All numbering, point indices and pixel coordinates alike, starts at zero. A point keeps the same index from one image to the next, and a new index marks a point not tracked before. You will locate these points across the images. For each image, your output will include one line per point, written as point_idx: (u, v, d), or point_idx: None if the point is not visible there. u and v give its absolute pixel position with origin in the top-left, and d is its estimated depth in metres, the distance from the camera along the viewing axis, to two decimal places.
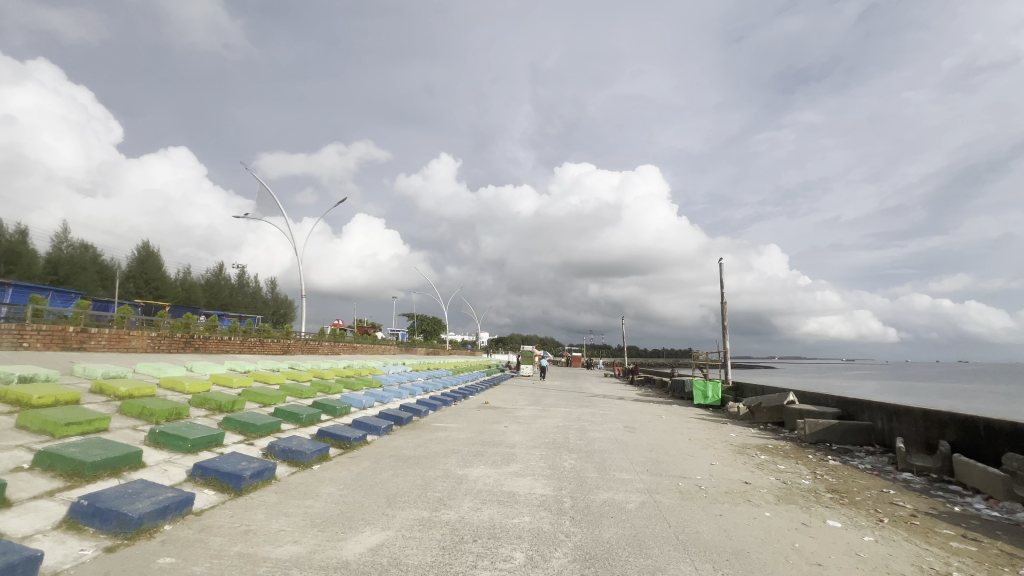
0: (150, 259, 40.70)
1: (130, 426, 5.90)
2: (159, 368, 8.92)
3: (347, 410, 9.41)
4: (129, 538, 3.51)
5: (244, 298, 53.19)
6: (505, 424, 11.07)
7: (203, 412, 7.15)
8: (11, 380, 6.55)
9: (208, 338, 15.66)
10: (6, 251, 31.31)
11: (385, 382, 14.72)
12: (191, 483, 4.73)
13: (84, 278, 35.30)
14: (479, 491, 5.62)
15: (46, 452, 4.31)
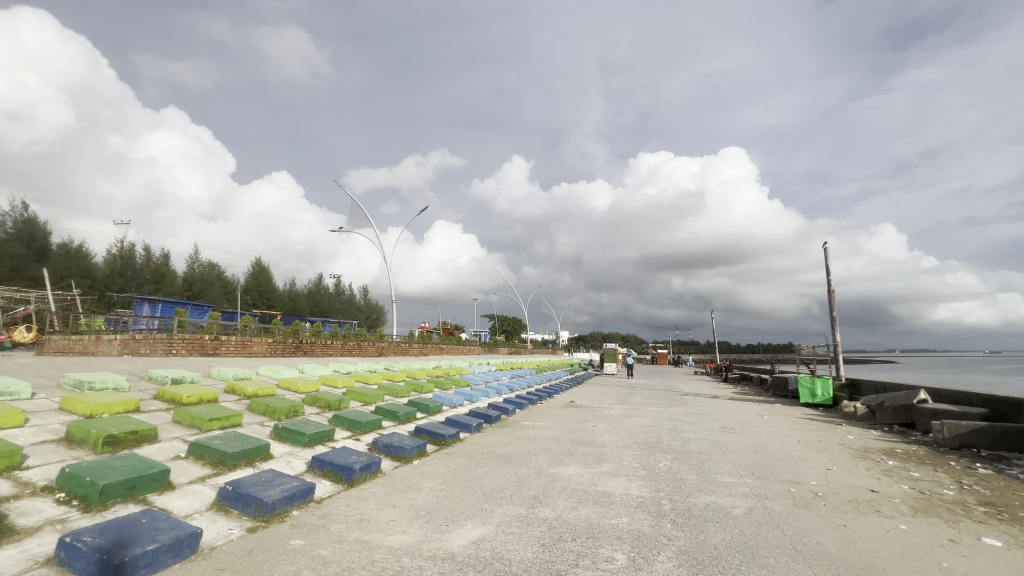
0: (263, 273, 45.78)
1: (258, 422, 6.70)
2: (277, 370, 10.03)
3: (440, 408, 9.88)
4: (266, 521, 3.98)
5: (341, 305, 57.88)
6: (594, 423, 10.93)
7: (315, 410, 7.91)
8: (166, 382, 7.74)
9: (314, 343, 17.27)
10: (154, 272, 36.97)
11: (473, 382, 15.20)
12: (311, 474, 5.26)
13: (213, 293, 40.63)
14: (573, 491, 5.60)
15: (197, 444, 5.02)
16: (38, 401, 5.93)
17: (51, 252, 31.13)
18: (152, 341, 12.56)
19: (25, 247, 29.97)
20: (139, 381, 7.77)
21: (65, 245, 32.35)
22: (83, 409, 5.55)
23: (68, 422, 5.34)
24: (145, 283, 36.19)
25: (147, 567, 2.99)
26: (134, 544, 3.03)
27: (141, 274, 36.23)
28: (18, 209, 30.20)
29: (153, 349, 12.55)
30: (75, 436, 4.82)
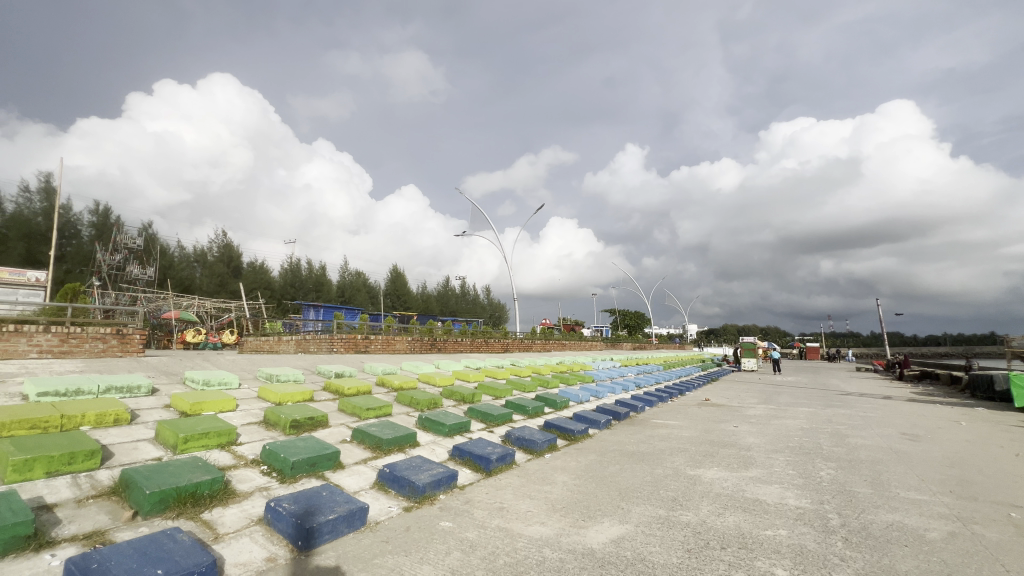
0: (399, 278, 50.78)
1: (405, 412, 7.46)
2: (417, 366, 11.04)
3: (567, 404, 9.94)
4: (418, 502, 4.40)
5: (467, 304, 61.59)
6: (735, 424, 10.05)
7: (452, 402, 8.54)
8: (331, 375, 9.02)
9: (447, 340, 18.63)
10: (316, 282, 43.42)
11: (597, 378, 15.01)
12: (453, 462, 5.68)
13: (360, 297, 46.27)
14: (717, 496, 5.20)
15: (359, 430, 5.76)
16: (244, 390, 7.36)
17: (243, 270, 38.39)
18: (318, 340, 14.76)
19: (226, 267, 37.45)
20: (311, 375, 9.18)
21: (252, 263, 39.69)
22: (274, 397, 6.75)
23: (264, 408, 6.52)
24: (309, 291, 42.66)
25: (329, 533, 3.50)
26: (319, 512, 3.57)
27: (306, 283, 42.78)
28: (220, 237, 37.81)
29: (319, 347, 14.73)
30: (270, 420, 5.87)
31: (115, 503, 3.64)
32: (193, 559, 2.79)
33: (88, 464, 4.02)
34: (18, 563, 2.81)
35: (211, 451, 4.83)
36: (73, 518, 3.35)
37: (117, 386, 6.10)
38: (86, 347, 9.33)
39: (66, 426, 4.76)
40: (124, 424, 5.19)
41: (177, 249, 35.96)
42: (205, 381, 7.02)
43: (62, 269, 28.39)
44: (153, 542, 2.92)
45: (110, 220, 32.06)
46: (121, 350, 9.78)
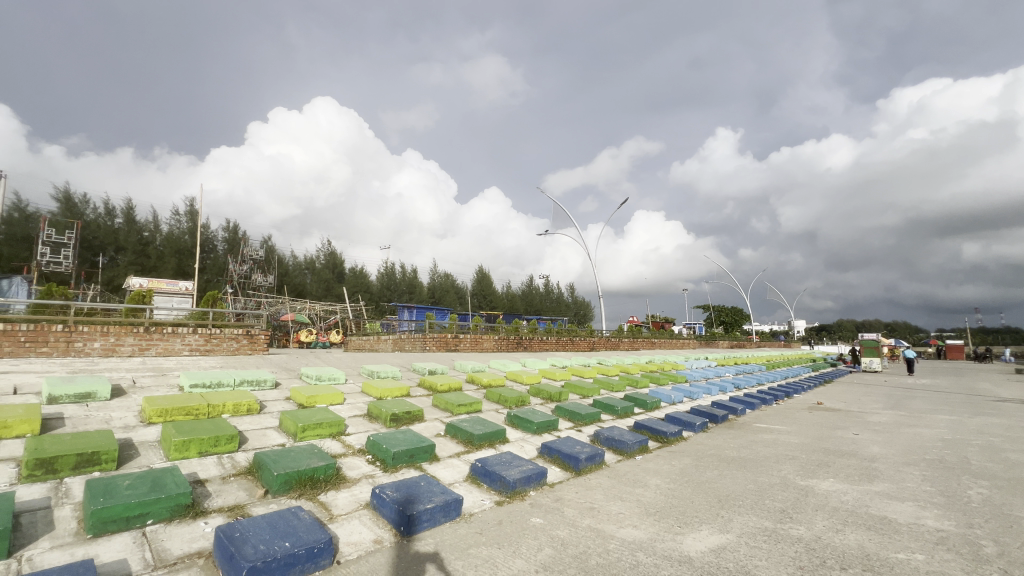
0: (485, 279, 52.23)
1: (494, 409, 7.67)
2: (504, 364, 11.29)
3: (658, 404, 9.55)
4: (509, 496, 4.50)
5: (552, 303, 61.60)
6: (855, 432, 8.95)
7: (540, 401, 8.61)
8: (425, 372, 9.56)
9: (533, 339, 18.82)
10: (409, 284, 46.13)
11: (690, 379, 14.23)
12: (542, 459, 5.73)
13: (449, 298, 48.39)
14: (834, 510, 4.67)
15: (452, 425, 6.03)
16: (349, 385, 8.05)
17: (346, 276, 41.95)
18: (413, 339, 15.71)
19: (332, 274, 41.28)
20: (407, 372, 9.78)
21: (354, 269, 43.29)
22: (376, 392, 7.32)
23: (367, 402, 7.08)
24: (403, 293, 45.41)
25: (428, 521, 3.70)
26: (418, 501, 3.80)
27: (401, 286, 45.62)
28: (326, 246, 41.73)
29: (414, 346, 15.67)
30: (373, 413, 6.37)
31: (250, 482, 4.18)
32: (314, 535, 3.12)
33: (228, 447, 4.66)
34: (181, 527, 3.34)
35: (324, 440, 5.36)
36: (219, 492, 3.91)
37: (249, 380, 7.00)
38: (224, 346, 10.81)
39: (211, 414, 5.56)
40: (255, 413, 5.94)
41: (291, 259, 40.36)
42: (317, 377, 7.81)
43: (204, 279, 33.20)
44: (282, 518, 3.32)
45: (238, 235, 36.79)
46: (251, 349, 11.19)
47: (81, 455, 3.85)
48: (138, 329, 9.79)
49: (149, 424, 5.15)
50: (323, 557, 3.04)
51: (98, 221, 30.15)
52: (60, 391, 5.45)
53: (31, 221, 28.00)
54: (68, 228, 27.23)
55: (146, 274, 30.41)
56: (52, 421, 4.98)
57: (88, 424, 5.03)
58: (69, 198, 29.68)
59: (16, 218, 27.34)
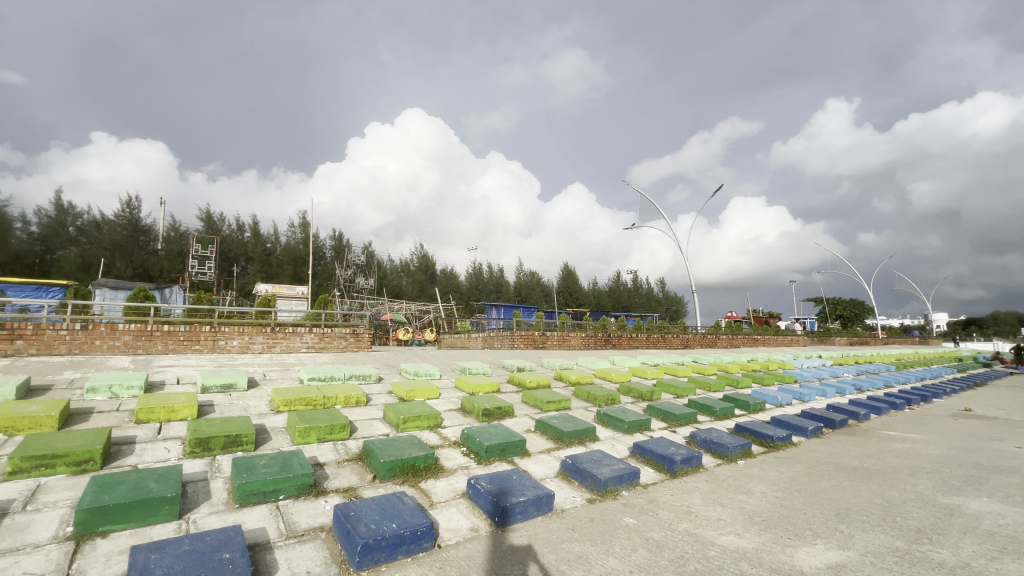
0: (571, 276, 51.84)
1: (584, 407, 7.63)
2: (592, 361, 11.15)
3: (763, 407, 8.82)
4: (601, 495, 4.44)
5: (641, 299, 59.45)
6: (1018, 446, 7.51)
7: (630, 399, 8.39)
8: (514, 369, 9.78)
9: (622, 336, 18.36)
10: (496, 282, 47.28)
11: (800, 379, 12.94)
12: (634, 459, 5.58)
13: (536, 296, 48.81)
14: (987, 535, 3.99)
15: (542, 421, 6.11)
16: (444, 381, 8.48)
17: (437, 277, 44.12)
18: (501, 337, 16.14)
19: (425, 275, 43.68)
20: (497, 369, 10.07)
21: (444, 270, 45.45)
22: (468, 387, 7.65)
23: (460, 397, 7.41)
24: (491, 292, 46.60)
25: (521, 514, 3.80)
26: (511, 494, 3.91)
27: (488, 285, 46.90)
28: (419, 250, 44.26)
29: (503, 344, 16.07)
30: (467, 407, 6.67)
31: (361, 467, 4.60)
32: (417, 519, 3.35)
33: (341, 435, 5.15)
34: (306, 503, 3.78)
35: (423, 431, 5.72)
36: (336, 475, 4.35)
37: (357, 375, 7.68)
38: (335, 343, 11.96)
39: (327, 404, 6.20)
40: (362, 405, 6.51)
41: (389, 263, 43.40)
42: (416, 372, 8.34)
43: (316, 284, 36.97)
44: (389, 501, 3.61)
45: (343, 243, 40.36)
46: (357, 346, 12.25)
47: (228, 436, 4.50)
48: (266, 328, 11.17)
49: (278, 412, 5.88)
50: (425, 539, 3.26)
51: (232, 236, 34.87)
52: (209, 381, 6.42)
53: (184, 239, 33.23)
54: (211, 243, 31.88)
55: (270, 281, 34.63)
56: (205, 407, 5.89)
57: (231, 410, 5.87)
58: (210, 217, 34.71)
59: (173, 236, 32.61)
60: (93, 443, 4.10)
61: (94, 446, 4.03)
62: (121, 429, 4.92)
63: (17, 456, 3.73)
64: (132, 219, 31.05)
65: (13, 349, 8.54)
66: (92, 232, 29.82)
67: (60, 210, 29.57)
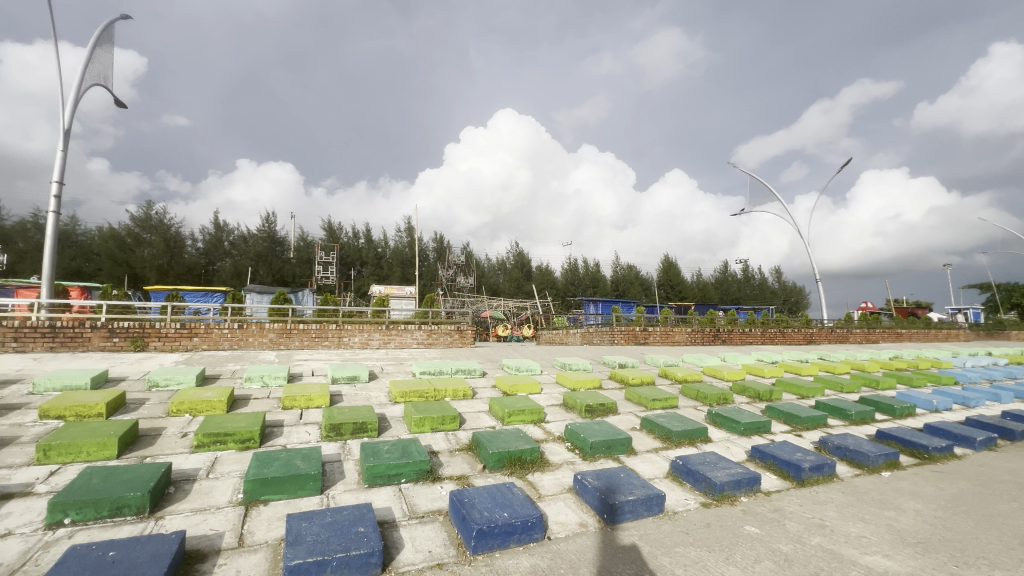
0: (672, 268, 49.24)
1: (692, 406, 7.22)
2: (700, 358, 10.51)
3: (912, 412, 7.61)
4: (717, 500, 4.18)
5: (753, 290, 54.55)
6: None
7: (745, 399, 7.76)
8: (615, 365, 9.60)
9: (732, 331, 17.03)
10: (592, 277, 46.57)
11: (963, 381, 10.93)
12: (754, 464, 5.15)
13: (634, 291, 47.24)
14: None
15: (648, 419, 5.91)
16: (545, 376, 8.59)
17: (533, 274, 44.70)
18: (600, 333, 15.88)
19: (521, 272, 44.44)
20: (598, 365, 9.94)
21: (540, 267, 45.85)
22: (570, 383, 7.67)
23: (562, 392, 7.45)
24: (587, 287, 45.98)
25: (631, 513, 3.71)
26: (619, 492, 3.83)
27: (585, 280, 46.33)
28: (515, 248, 45.14)
29: (602, 339, 15.80)
30: (569, 403, 6.69)
31: (471, 457, 4.84)
32: (527, 510, 3.44)
33: (452, 426, 5.47)
34: (424, 487, 4.08)
35: (527, 425, 5.85)
36: (449, 463, 4.63)
37: (463, 369, 8.08)
38: (442, 340, 12.71)
39: (437, 397, 6.63)
40: (469, 398, 6.84)
41: (486, 262, 44.94)
42: (517, 368, 8.56)
43: (422, 284, 39.56)
44: (499, 491, 3.75)
45: (444, 244, 42.60)
46: (460, 342, 12.89)
47: (356, 423, 5.03)
48: (382, 326, 12.22)
49: (396, 402, 6.42)
50: (536, 530, 3.33)
51: (350, 243, 38.65)
52: (337, 373, 7.22)
53: (311, 247, 37.53)
54: (332, 250, 35.61)
55: (382, 282, 37.77)
56: (335, 396, 6.63)
57: (357, 400, 6.54)
58: (331, 227, 38.82)
59: (302, 246, 36.97)
60: (252, 424, 4.82)
61: (253, 427, 4.74)
62: (272, 413, 5.74)
63: (199, 433, 4.54)
64: (271, 232, 35.82)
65: (192, 344, 10.35)
66: (241, 246, 34.98)
67: (218, 228, 35.08)
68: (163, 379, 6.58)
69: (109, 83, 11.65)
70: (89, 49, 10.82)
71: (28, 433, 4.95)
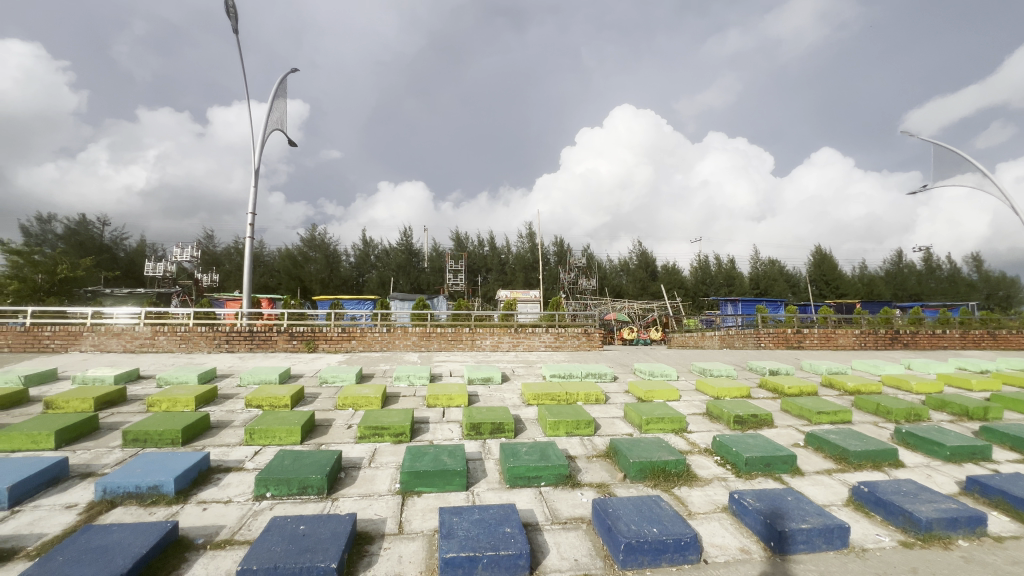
0: (826, 260, 42.89)
1: (871, 422, 6.12)
2: (876, 365, 8.89)
3: None
4: (922, 539, 3.43)
5: (940, 284, 44.86)
6: None
7: (947, 417, 6.34)
8: (765, 372, 8.60)
9: (917, 332, 14.13)
10: (727, 275, 42.74)
11: None
12: (971, 499, 4.15)
13: (778, 288, 42.16)
14: None
15: (815, 436, 5.14)
16: (683, 382, 8.03)
17: (659, 274, 42.56)
18: (744, 336, 14.38)
19: (646, 272, 42.61)
20: (743, 371, 9.01)
21: (666, 266, 43.38)
22: (712, 391, 7.07)
23: (704, 401, 6.89)
24: (721, 286, 42.30)
25: (804, 544, 3.23)
26: (788, 518, 3.37)
27: (718, 279, 42.67)
28: (638, 247, 43.43)
29: (746, 342, 14.29)
30: (713, 412, 6.15)
31: (610, 464, 4.69)
32: (679, 527, 3.20)
33: (586, 431, 5.39)
34: (565, 493, 4.05)
35: (667, 434, 5.52)
36: (587, 469, 4.55)
37: (593, 373, 7.96)
38: (569, 342, 12.70)
39: (570, 400, 6.61)
40: (602, 403, 6.69)
41: (608, 263, 44.03)
42: (651, 373, 8.15)
43: (544, 288, 40.19)
44: (646, 504, 3.56)
45: (565, 248, 42.72)
46: (587, 345, 12.73)
47: (494, 423, 5.24)
48: (511, 329, 12.63)
49: (529, 405, 6.55)
50: (690, 551, 3.08)
51: (476, 251, 40.96)
52: (473, 374, 7.64)
53: (442, 257, 40.53)
54: (461, 259, 38.09)
55: (506, 287, 39.27)
56: (472, 396, 7.01)
57: (492, 401, 6.81)
58: (459, 237, 41.55)
59: (435, 256, 40.14)
60: (403, 419, 5.31)
61: (405, 422, 5.21)
62: (419, 410, 6.26)
63: (362, 425, 5.13)
64: (408, 245, 39.59)
65: (351, 346, 11.83)
66: (385, 258, 39.24)
67: (365, 243, 39.89)
68: (331, 376, 7.65)
69: (284, 128, 14.01)
70: (271, 101, 13.13)
71: (238, 418, 6.09)
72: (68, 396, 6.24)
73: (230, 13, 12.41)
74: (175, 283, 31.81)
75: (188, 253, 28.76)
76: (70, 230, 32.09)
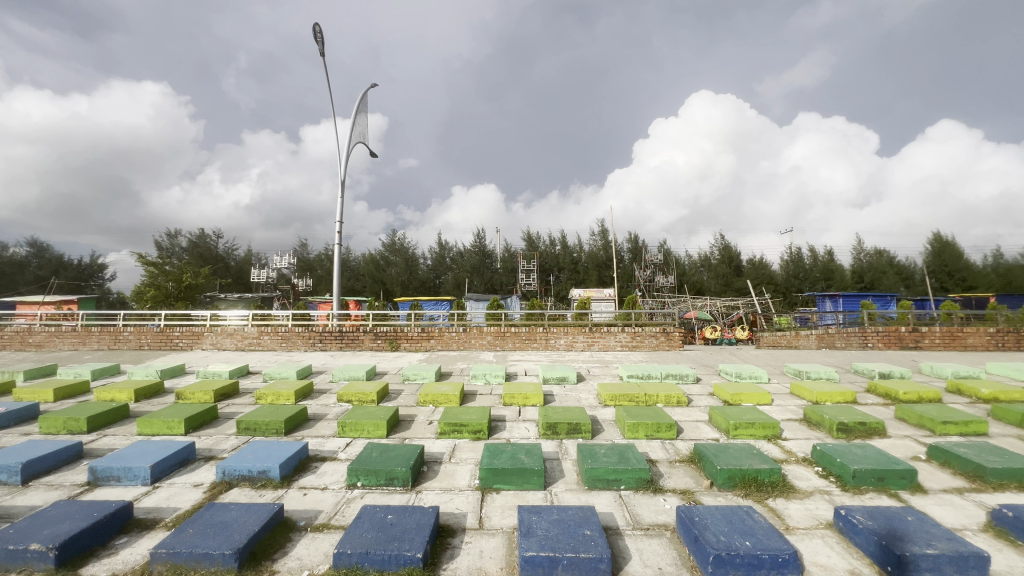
0: (948, 249, 37.54)
1: (1015, 435, 5.24)
2: (1017, 369, 7.62)
3: None
4: None
5: None
6: None
7: None
8: (873, 376, 7.71)
9: None
10: (824, 268, 38.91)
11: None
12: None
13: (887, 281, 37.60)
14: None
15: (941, 449, 4.50)
16: (775, 385, 7.43)
17: (744, 269, 39.79)
18: (846, 335, 12.99)
19: (729, 268, 40.03)
20: (847, 374, 8.15)
21: (752, 260, 40.43)
22: (810, 395, 6.46)
23: (800, 406, 6.32)
24: (818, 281, 38.59)
25: (930, 572, 2.84)
26: (908, 541, 2.98)
27: (813, 273, 38.98)
28: (719, 241, 40.94)
29: (849, 342, 12.89)
30: (811, 418, 5.62)
31: (695, 470, 4.45)
32: (775, 542, 2.96)
33: (668, 434, 5.16)
34: (646, 498, 3.91)
35: (759, 441, 5.13)
36: (671, 474, 4.36)
37: (673, 374, 7.62)
38: (647, 342, 12.26)
39: (649, 402, 6.37)
40: (684, 405, 6.38)
41: (687, 259, 41.95)
42: (738, 374, 7.63)
43: (618, 286, 39.21)
44: (736, 514, 3.33)
45: (640, 244, 41.37)
46: (666, 344, 12.22)
47: (571, 424, 5.19)
48: (585, 328, 12.46)
49: (606, 406, 6.42)
50: (789, 569, 2.83)
51: (548, 250, 40.94)
52: (548, 374, 7.63)
53: (514, 257, 41.01)
54: (533, 259, 38.28)
55: (579, 286, 38.83)
56: (548, 396, 7.00)
57: (568, 401, 6.75)
58: (531, 238, 41.79)
59: (507, 256, 40.70)
60: (481, 417, 5.44)
61: (482, 420, 5.34)
62: (496, 408, 6.38)
63: (443, 422, 5.33)
64: (481, 247, 40.52)
65: (430, 345, 12.34)
66: (459, 260, 40.51)
67: (441, 246, 41.45)
68: (413, 374, 8.03)
69: (366, 141, 14.97)
70: (354, 116, 14.11)
71: (332, 411, 6.60)
72: (193, 388, 7.15)
73: (318, 39, 13.54)
74: (276, 287, 35.18)
75: (287, 260, 31.69)
76: (193, 243, 36.70)
